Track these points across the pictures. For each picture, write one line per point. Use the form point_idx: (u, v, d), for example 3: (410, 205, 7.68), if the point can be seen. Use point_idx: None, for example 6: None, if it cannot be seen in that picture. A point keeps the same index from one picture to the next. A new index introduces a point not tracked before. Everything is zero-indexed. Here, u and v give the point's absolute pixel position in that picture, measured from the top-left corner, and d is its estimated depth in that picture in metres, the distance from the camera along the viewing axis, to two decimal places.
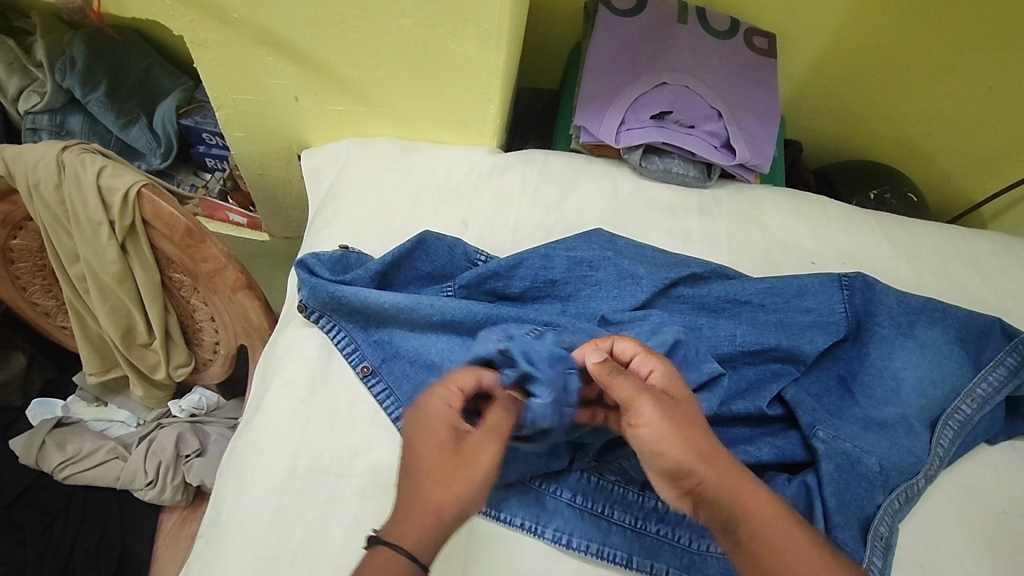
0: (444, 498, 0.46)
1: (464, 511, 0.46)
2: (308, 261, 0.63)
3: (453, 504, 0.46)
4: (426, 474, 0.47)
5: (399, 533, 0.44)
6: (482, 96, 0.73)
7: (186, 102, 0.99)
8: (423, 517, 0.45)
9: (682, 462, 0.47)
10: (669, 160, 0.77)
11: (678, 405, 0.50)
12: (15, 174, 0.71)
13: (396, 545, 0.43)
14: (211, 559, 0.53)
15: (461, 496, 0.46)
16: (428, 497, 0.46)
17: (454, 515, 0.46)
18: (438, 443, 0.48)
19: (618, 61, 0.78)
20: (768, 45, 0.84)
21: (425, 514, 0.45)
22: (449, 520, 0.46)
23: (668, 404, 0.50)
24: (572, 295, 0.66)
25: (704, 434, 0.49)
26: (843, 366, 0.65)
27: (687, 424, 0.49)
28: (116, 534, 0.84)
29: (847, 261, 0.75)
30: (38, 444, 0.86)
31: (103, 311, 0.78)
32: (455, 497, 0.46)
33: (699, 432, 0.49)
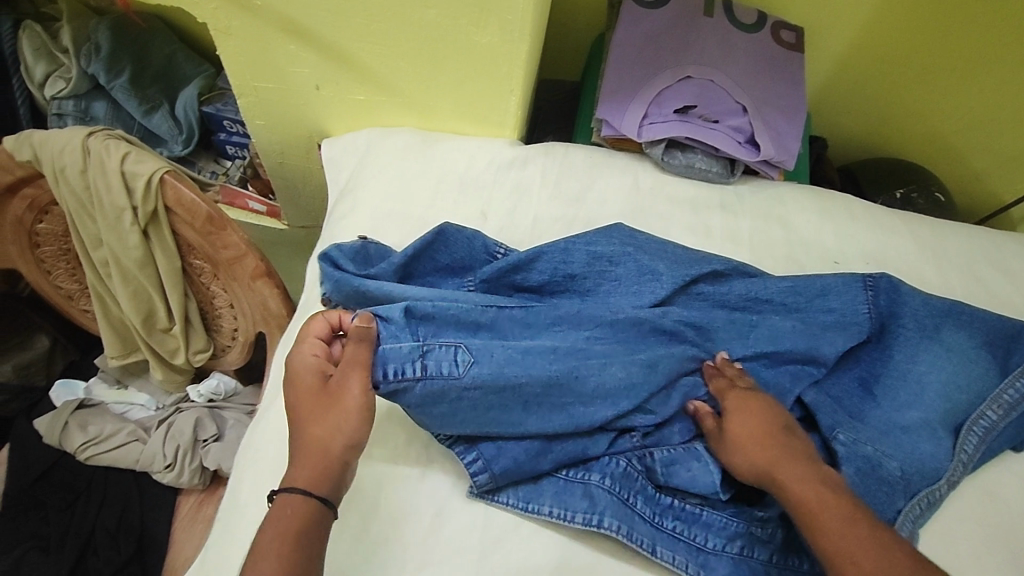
0: (329, 439, 0.51)
1: (352, 444, 0.51)
2: (330, 253, 0.63)
3: (339, 441, 0.51)
4: (308, 422, 0.51)
5: (295, 481, 0.49)
6: (504, 87, 0.73)
7: (208, 89, 0.99)
8: (313, 458, 0.50)
9: (752, 455, 0.55)
10: (692, 155, 0.76)
11: (749, 406, 0.57)
12: (42, 158, 0.72)
13: (296, 493, 0.48)
14: (229, 543, 0.54)
15: (344, 431, 0.51)
16: (315, 441, 0.51)
17: (344, 450, 0.51)
18: (311, 391, 0.53)
19: (641, 53, 0.77)
20: (796, 38, 0.82)
21: (313, 458, 0.50)
22: (341, 456, 0.51)
23: (740, 412, 0.57)
24: (591, 290, 0.65)
25: (795, 441, 0.56)
26: (864, 368, 0.64)
27: (758, 425, 0.56)
28: (134, 515, 0.86)
29: (871, 261, 0.74)
30: (61, 426, 0.88)
31: (124, 296, 0.79)
32: (339, 433, 0.51)
33: (774, 428, 0.56)
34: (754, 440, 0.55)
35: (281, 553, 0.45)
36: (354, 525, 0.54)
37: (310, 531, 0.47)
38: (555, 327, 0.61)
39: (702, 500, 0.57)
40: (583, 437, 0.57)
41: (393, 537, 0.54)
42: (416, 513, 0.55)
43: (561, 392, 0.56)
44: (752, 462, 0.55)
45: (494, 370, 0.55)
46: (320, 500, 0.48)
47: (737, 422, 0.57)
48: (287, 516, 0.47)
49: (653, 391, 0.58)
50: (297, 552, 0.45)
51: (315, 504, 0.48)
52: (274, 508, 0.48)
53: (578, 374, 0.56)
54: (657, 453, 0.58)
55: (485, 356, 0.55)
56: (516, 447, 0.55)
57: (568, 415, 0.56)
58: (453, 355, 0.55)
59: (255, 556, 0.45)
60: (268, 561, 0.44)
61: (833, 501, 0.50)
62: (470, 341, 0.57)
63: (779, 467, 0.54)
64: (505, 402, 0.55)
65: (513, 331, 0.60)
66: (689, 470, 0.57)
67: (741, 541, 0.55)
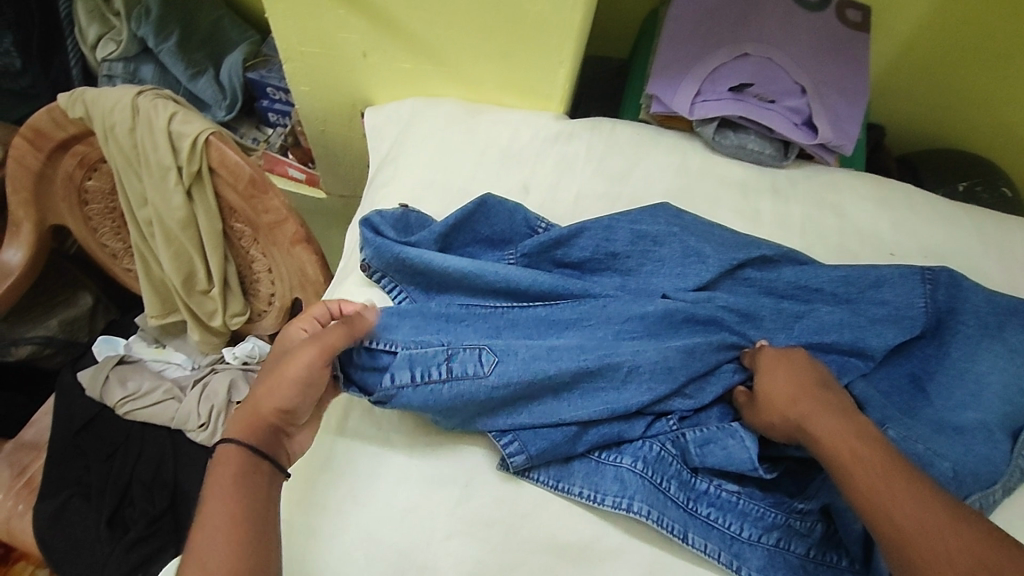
0: (262, 400, 0.51)
1: (286, 409, 0.51)
2: (372, 219, 0.63)
3: (270, 402, 0.50)
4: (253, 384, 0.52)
5: (230, 436, 0.49)
6: (553, 59, 0.71)
7: (253, 56, 1.00)
8: (245, 418, 0.50)
9: (785, 411, 0.54)
10: (744, 136, 0.73)
11: (778, 363, 0.56)
12: (93, 116, 0.73)
13: (227, 446, 0.49)
14: None
15: (279, 394, 0.51)
16: (254, 403, 0.51)
17: (277, 414, 0.51)
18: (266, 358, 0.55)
19: (697, 29, 0.74)
20: (862, 18, 0.78)
21: (248, 416, 0.50)
22: (273, 418, 0.50)
23: (769, 373, 0.56)
24: (633, 270, 0.63)
25: (827, 393, 0.54)
26: (916, 364, 0.61)
27: (790, 381, 0.55)
28: (168, 470, 0.87)
29: (929, 254, 0.70)
30: (102, 380, 0.91)
31: (166, 255, 0.80)
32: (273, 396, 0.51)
33: (808, 382, 0.55)
34: (785, 396, 0.54)
35: (223, 503, 0.45)
36: (389, 488, 0.54)
37: (250, 480, 0.47)
38: (582, 322, 0.59)
39: (740, 486, 0.55)
40: (618, 420, 0.56)
41: (425, 504, 0.53)
42: (451, 482, 0.54)
43: (593, 378, 0.55)
44: (785, 418, 0.54)
45: (521, 367, 0.54)
46: (254, 453, 0.49)
47: (769, 380, 0.55)
48: (224, 467, 0.47)
49: (690, 375, 0.57)
50: (233, 499, 0.46)
51: (249, 457, 0.48)
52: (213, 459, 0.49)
53: (609, 360, 0.55)
54: (690, 433, 0.57)
55: (509, 353, 0.55)
56: (552, 432, 0.54)
57: (600, 400, 0.55)
58: (476, 356, 0.55)
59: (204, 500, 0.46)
60: (212, 506, 0.45)
61: (879, 462, 0.48)
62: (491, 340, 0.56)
63: (812, 422, 0.52)
64: (533, 398, 0.55)
65: (540, 334, 0.58)
66: (724, 448, 0.55)
67: (778, 533, 0.53)
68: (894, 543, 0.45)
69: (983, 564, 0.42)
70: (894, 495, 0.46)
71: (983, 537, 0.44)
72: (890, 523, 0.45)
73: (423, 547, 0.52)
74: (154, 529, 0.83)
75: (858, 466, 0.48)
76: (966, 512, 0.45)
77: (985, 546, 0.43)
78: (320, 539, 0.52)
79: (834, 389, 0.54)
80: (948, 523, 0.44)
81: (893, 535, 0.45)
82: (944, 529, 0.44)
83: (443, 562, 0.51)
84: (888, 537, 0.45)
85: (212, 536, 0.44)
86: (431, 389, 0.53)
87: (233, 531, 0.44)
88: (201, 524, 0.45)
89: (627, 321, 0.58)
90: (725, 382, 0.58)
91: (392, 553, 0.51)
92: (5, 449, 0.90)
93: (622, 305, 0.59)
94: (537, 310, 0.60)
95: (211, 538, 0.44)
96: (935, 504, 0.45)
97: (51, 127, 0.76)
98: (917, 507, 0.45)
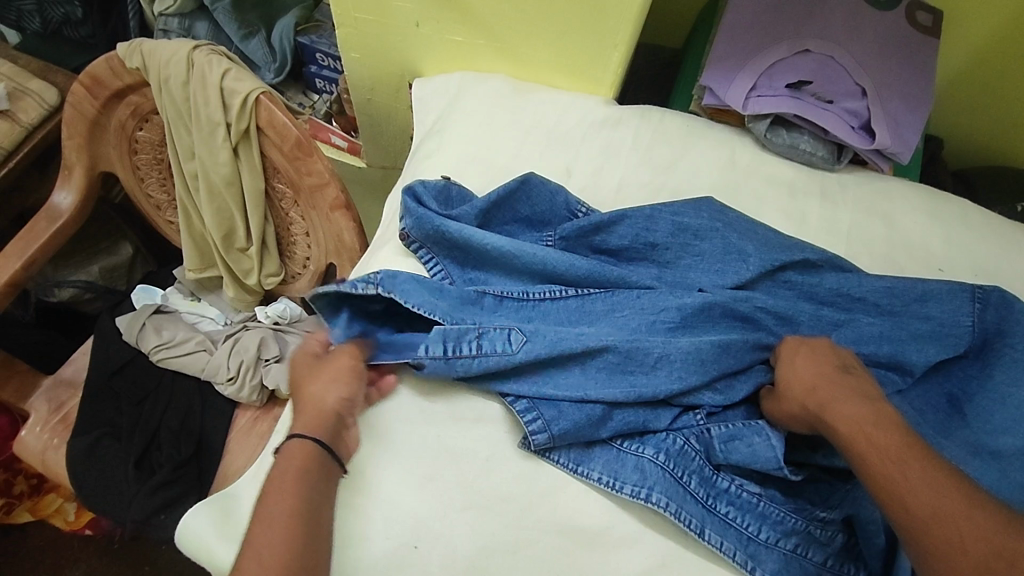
0: (322, 396, 0.53)
1: (349, 398, 0.54)
2: (415, 188, 0.63)
3: (331, 396, 0.53)
4: (305, 386, 0.55)
5: (295, 432, 0.51)
6: (608, 43, 0.70)
7: (304, 21, 1.00)
8: (309, 415, 0.52)
9: (803, 399, 0.53)
10: (798, 135, 0.71)
11: (802, 353, 0.56)
12: (150, 67, 0.74)
13: (295, 442, 0.50)
14: None
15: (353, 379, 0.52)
16: (314, 401, 0.53)
17: (340, 405, 0.53)
18: (309, 365, 0.57)
19: (757, 21, 0.72)
20: (933, 22, 0.75)
21: (310, 412, 0.53)
22: (337, 410, 0.53)
23: (791, 363, 0.55)
24: (671, 262, 0.63)
25: (851, 380, 0.53)
26: (955, 385, 0.59)
27: (815, 371, 0.54)
28: (196, 420, 0.90)
29: (980, 273, 0.68)
30: (138, 327, 0.93)
31: (209, 210, 0.81)
32: (333, 388, 0.54)
33: (834, 371, 0.54)
34: (806, 385, 0.53)
35: (290, 493, 0.47)
36: (408, 453, 0.54)
37: (315, 475, 0.49)
38: (615, 311, 0.59)
39: (762, 488, 0.55)
40: (644, 408, 0.55)
41: (447, 474, 0.54)
42: (471, 455, 0.55)
43: (620, 361, 0.55)
44: (803, 404, 0.53)
45: (548, 346, 0.55)
46: (320, 445, 0.51)
47: (792, 371, 0.55)
48: (291, 463, 0.49)
49: (721, 371, 0.56)
50: (299, 495, 0.47)
51: (315, 454, 0.50)
52: (280, 456, 0.50)
53: (637, 346, 0.55)
54: (716, 429, 0.56)
55: (540, 333, 0.55)
56: (577, 411, 0.54)
57: (627, 385, 0.54)
58: (506, 334, 0.55)
59: (266, 492, 0.48)
60: (279, 498, 0.47)
61: (898, 453, 0.47)
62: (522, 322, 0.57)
63: (833, 411, 0.51)
64: (557, 374, 0.55)
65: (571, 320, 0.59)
66: (749, 445, 0.54)
67: (797, 539, 0.53)
68: (909, 531, 0.44)
69: (1000, 554, 0.41)
70: (914, 484, 0.45)
71: (1004, 529, 0.42)
72: (907, 515, 0.44)
73: (439, 518, 0.52)
74: (179, 475, 0.85)
75: (876, 454, 0.47)
76: (990, 508, 0.44)
77: (1006, 538, 0.42)
78: (339, 498, 0.52)
79: (857, 375, 0.53)
80: (969, 517, 0.43)
81: (910, 523, 0.44)
82: (962, 518, 0.43)
83: (458, 533, 0.52)
84: (906, 526, 0.44)
85: (271, 528, 0.45)
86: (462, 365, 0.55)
87: (295, 526, 0.46)
88: (262, 513, 0.47)
89: (663, 313, 0.58)
90: (754, 382, 0.57)
91: (409, 519, 0.52)
92: (43, 383, 0.94)
93: (658, 299, 0.58)
94: (569, 293, 0.60)
95: (271, 526, 0.45)
96: (954, 493, 0.44)
97: (108, 75, 0.78)
98: (936, 496, 0.44)
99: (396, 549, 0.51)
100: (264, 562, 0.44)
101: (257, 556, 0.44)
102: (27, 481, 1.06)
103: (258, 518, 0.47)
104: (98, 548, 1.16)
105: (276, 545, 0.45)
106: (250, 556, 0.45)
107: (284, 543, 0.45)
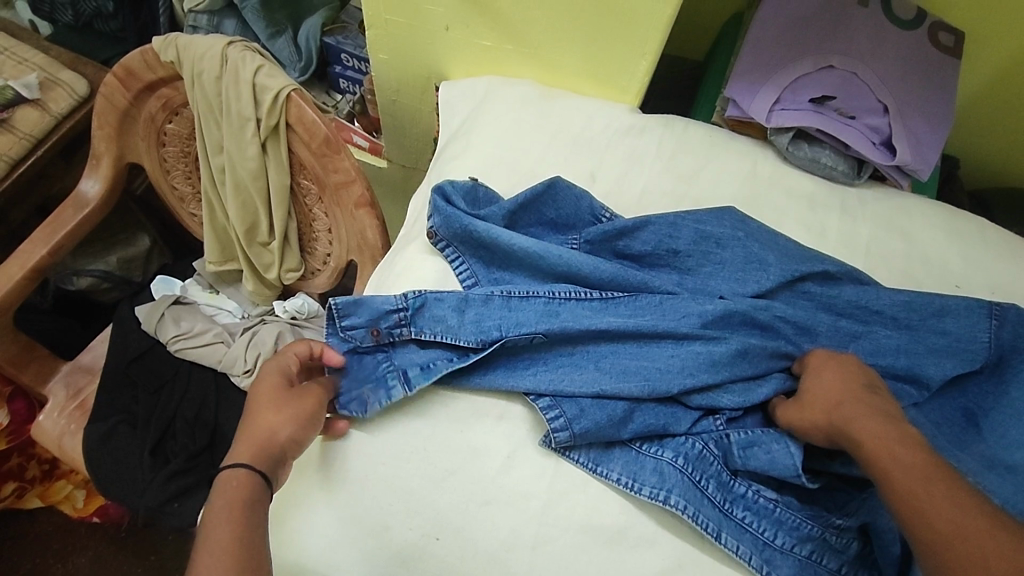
0: (276, 427, 0.52)
1: (298, 439, 0.52)
2: (444, 188, 0.64)
3: (284, 431, 0.52)
4: (256, 411, 0.52)
5: (238, 461, 0.50)
6: (636, 52, 0.71)
7: (331, 22, 1.02)
8: (257, 442, 0.51)
9: (826, 412, 0.54)
10: (819, 149, 0.72)
11: (825, 368, 0.56)
12: (184, 61, 0.76)
13: (238, 471, 0.49)
14: (326, 463, 0.56)
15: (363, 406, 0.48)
16: (262, 431, 0.51)
17: (289, 443, 0.52)
18: (269, 387, 0.54)
19: (783, 35, 0.73)
20: (955, 42, 0.76)
21: (256, 440, 0.51)
22: (285, 447, 0.52)
23: (813, 373, 0.56)
24: (692, 269, 0.63)
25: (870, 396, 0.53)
26: (970, 400, 0.59)
27: (834, 384, 0.55)
28: (209, 412, 0.90)
29: (996, 290, 0.69)
30: (157, 316, 0.94)
31: (234, 205, 0.82)
32: (287, 426, 0.52)
33: (852, 383, 0.54)
34: (826, 398, 0.54)
35: (231, 524, 0.46)
36: (427, 448, 0.55)
37: (256, 508, 0.48)
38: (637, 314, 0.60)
39: (779, 494, 0.55)
40: (664, 411, 0.56)
41: (467, 469, 0.55)
42: (490, 452, 0.55)
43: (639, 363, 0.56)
44: (824, 414, 0.53)
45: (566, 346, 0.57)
46: (262, 481, 0.49)
47: (815, 383, 0.56)
48: (234, 494, 0.47)
49: (737, 374, 0.57)
50: (243, 526, 0.46)
51: (258, 486, 0.49)
52: (217, 487, 0.48)
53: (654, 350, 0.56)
54: (735, 435, 0.56)
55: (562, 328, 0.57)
56: (598, 411, 0.54)
57: (647, 386, 0.55)
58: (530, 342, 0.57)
59: (208, 520, 0.46)
60: (220, 528, 0.45)
61: (920, 469, 0.47)
62: (546, 321, 0.58)
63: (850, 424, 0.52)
64: (576, 373, 0.56)
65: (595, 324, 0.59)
66: (768, 452, 0.55)
67: (813, 546, 0.53)
68: (925, 543, 0.45)
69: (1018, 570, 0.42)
70: (930, 496, 0.46)
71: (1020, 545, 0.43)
72: (928, 530, 0.45)
73: (459, 509, 0.53)
74: (194, 463, 0.86)
75: (894, 466, 0.48)
76: (1007, 523, 0.45)
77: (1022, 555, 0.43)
78: (365, 489, 0.54)
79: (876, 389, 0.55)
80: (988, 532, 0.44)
81: (929, 535, 0.45)
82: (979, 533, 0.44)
83: (479, 526, 0.53)
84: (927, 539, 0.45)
85: (214, 557, 0.44)
86: (493, 373, 0.57)
87: (236, 556, 0.44)
88: (203, 539, 0.45)
89: (686, 317, 0.58)
90: (773, 388, 0.58)
91: (430, 511, 0.53)
92: (61, 369, 0.95)
93: (682, 303, 0.59)
94: (595, 293, 0.61)
95: (213, 557, 0.44)
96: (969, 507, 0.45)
97: (142, 68, 0.80)
98: (952, 511, 0.45)
99: (418, 540, 0.53)
100: None
101: None
102: (39, 466, 1.07)
103: (200, 540, 0.45)
104: (106, 536, 1.17)
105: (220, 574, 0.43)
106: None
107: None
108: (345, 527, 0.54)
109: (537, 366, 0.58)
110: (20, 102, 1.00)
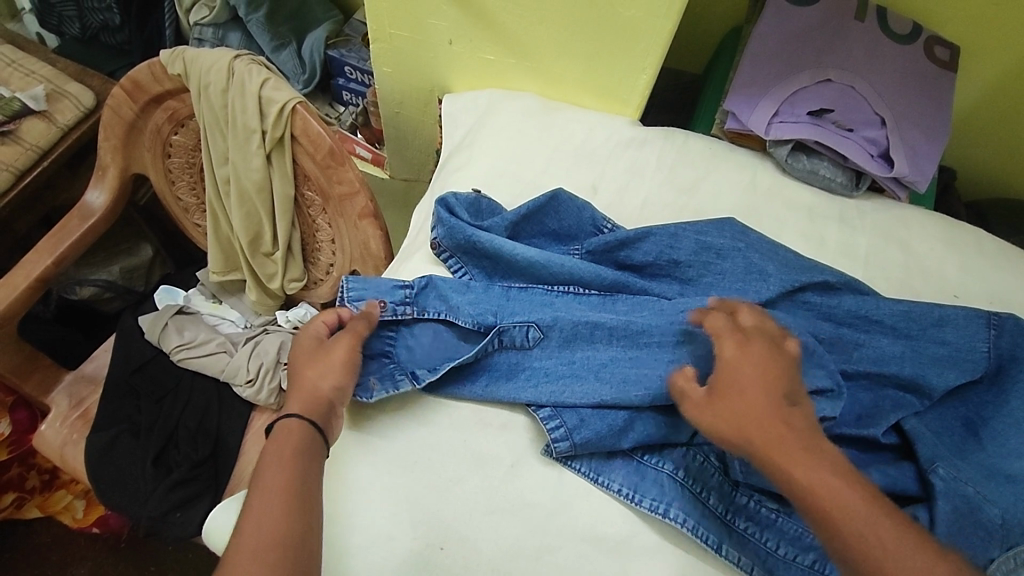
0: (318, 380, 0.54)
1: (342, 386, 0.54)
2: (448, 200, 0.65)
3: (326, 384, 0.54)
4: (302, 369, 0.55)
5: (289, 413, 0.52)
6: (637, 66, 0.73)
7: (335, 35, 1.03)
8: (305, 395, 0.53)
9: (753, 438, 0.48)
10: (818, 161, 0.73)
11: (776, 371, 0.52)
12: (191, 74, 0.77)
13: (289, 420, 0.52)
14: (341, 486, 0.55)
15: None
16: (309, 385, 0.54)
17: (334, 393, 0.54)
18: (311, 349, 0.57)
19: (781, 49, 0.74)
20: (950, 56, 0.77)
21: (304, 394, 0.53)
22: (331, 397, 0.54)
23: (733, 372, 0.51)
24: (693, 279, 0.64)
25: None
26: (971, 409, 0.60)
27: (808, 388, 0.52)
28: (212, 421, 0.90)
29: (994, 300, 0.69)
30: (161, 326, 0.94)
31: (238, 215, 0.83)
32: (329, 376, 0.54)
33: None
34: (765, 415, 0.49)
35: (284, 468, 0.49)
36: (433, 458, 0.56)
37: (308, 453, 0.50)
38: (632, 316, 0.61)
39: (781, 504, 0.55)
40: (666, 421, 0.56)
41: (472, 480, 0.55)
42: (496, 459, 0.56)
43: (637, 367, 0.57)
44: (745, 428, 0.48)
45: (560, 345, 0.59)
46: (313, 427, 0.52)
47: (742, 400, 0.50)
48: (287, 439, 0.50)
49: None
50: (295, 470, 0.49)
51: (310, 436, 0.51)
52: (273, 436, 0.51)
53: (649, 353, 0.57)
54: None
55: (558, 325, 0.59)
56: (599, 421, 0.55)
57: (646, 391, 0.55)
58: (526, 331, 0.59)
59: (264, 463, 0.49)
60: (275, 472, 0.48)
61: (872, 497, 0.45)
62: (540, 313, 0.60)
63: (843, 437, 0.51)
64: (575, 379, 0.57)
65: (592, 331, 0.59)
66: None
67: (815, 555, 0.53)
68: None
69: None
70: (867, 514, 0.44)
71: None
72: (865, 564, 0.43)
73: (466, 519, 0.54)
74: (196, 473, 0.86)
75: (824, 484, 0.45)
76: None
77: None
78: (372, 504, 0.54)
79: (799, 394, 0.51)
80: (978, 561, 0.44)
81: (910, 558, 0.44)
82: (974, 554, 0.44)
83: (485, 535, 0.53)
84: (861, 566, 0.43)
85: (271, 498, 0.47)
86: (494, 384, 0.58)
87: (291, 498, 0.47)
88: (259, 484, 0.48)
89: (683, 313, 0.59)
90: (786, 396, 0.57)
91: (437, 522, 0.53)
92: (64, 379, 0.95)
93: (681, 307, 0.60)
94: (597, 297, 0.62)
95: (268, 497, 0.47)
96: None
97: (149, 81, 0.81)
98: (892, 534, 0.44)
99: (422, 548, 0.53)
100: (261, 530, 0.45)
101: (256, 524, 0.46)
102: (39, 476, 1.07)
103: (257, 484, 0.48)
104: (105, 547, 1.16)
105: (276, 513, 0.46)
106: (247, 523, 0.46)
107: (283, 517, 0.46)
108: (371, 551, 0.52)
109: (538, 376, 0.58)
110: (27, 114, 1.02)
